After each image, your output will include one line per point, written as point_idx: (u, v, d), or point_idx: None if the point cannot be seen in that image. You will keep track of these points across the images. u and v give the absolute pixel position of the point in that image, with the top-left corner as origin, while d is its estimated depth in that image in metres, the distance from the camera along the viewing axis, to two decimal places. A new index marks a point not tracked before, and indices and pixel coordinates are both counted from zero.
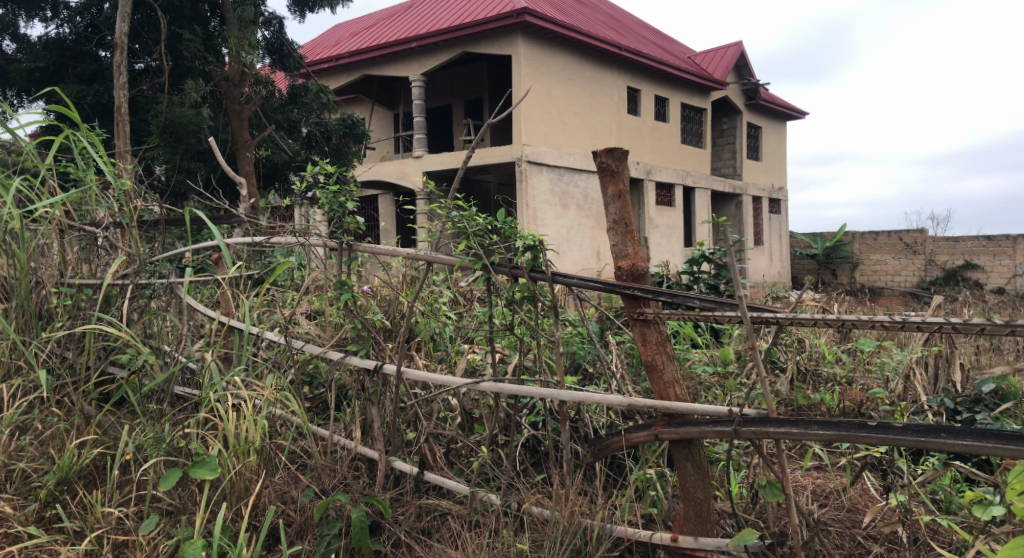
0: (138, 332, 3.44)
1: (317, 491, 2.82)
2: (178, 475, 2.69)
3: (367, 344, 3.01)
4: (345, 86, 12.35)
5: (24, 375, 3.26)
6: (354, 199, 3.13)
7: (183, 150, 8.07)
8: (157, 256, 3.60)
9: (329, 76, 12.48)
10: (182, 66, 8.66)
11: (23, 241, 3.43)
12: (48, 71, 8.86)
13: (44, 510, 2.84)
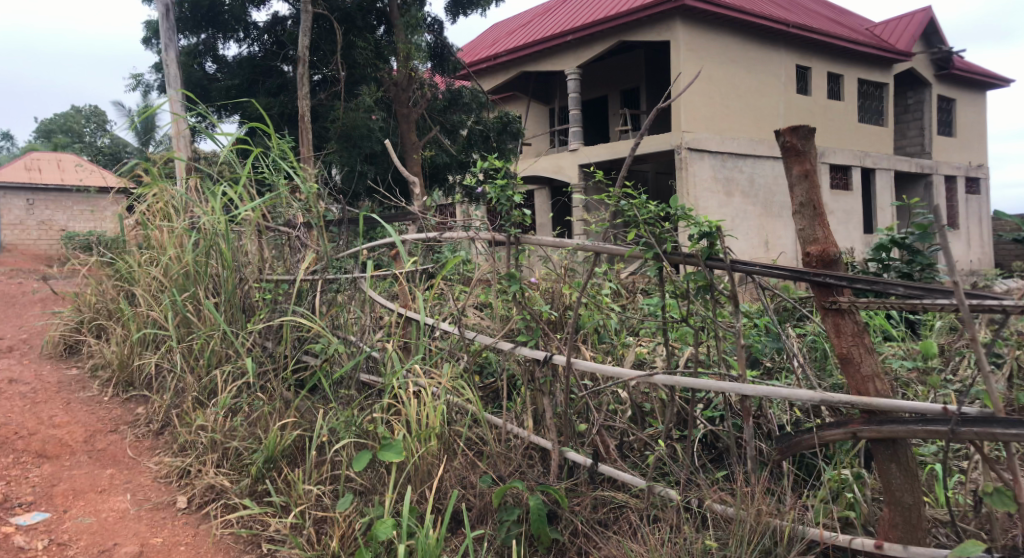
0: (327, 324, 3.72)
1: (494, 477, 2.92)
2: (368, 457, 2.91)
3: (536, 334, 3.05)
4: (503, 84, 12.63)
5: (233, 362, 3.63)
6: (521, 192, 3.16)
7: (358, 154, 8.63)
8: (342, 252, 3.91)
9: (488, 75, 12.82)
10: (356, 74, 9.24)
11: (230, 241, 3.89)
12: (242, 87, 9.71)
13: (256, 485, 3.19)
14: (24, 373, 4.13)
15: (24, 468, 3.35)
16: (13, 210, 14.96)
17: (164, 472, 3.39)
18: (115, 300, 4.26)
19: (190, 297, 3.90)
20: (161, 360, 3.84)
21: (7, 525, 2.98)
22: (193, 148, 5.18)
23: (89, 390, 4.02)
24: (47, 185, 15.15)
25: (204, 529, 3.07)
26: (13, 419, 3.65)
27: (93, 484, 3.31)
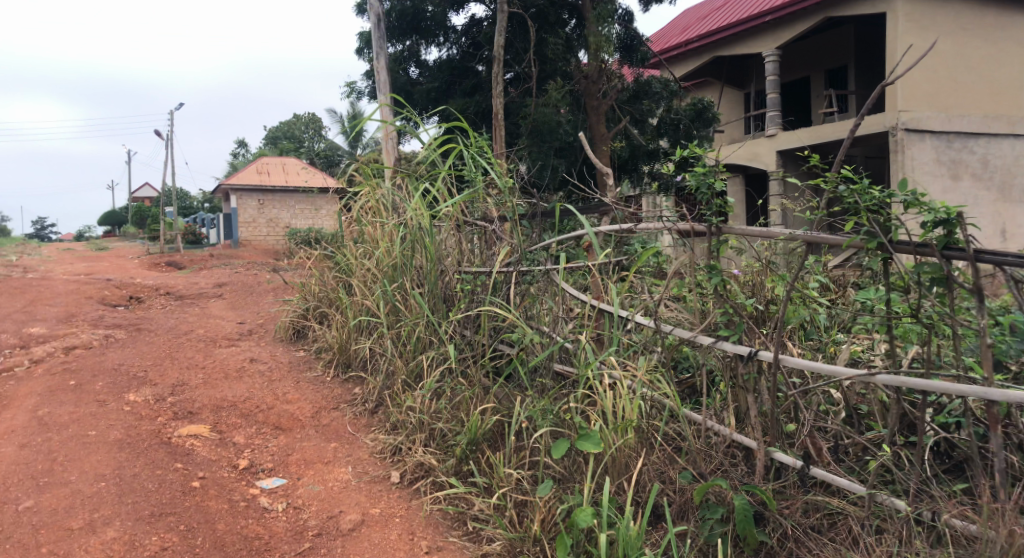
0: (521, 314, 3.78)
1: (695, 474, 2.86)
2: (567, 446, 2.97)
3: (739, 329, 2.90)
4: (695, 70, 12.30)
5: (436, 348, 3.85)
6: (725, 179, 3.00)
7: (546, 148, 8.75)
8: (534, 245, 3.87)
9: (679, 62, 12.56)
10: (547, 69, 9.45)
11: (433, 236, 4.10)
12: (441, 89, 10.30)
13: (461, 465, 3.39)
14: (263, 353, 4.69)
15: (264, 439, 3.82)
16: (248, 210, 17.09)
17: (379, 448, 3.71)
18: (334, 289, 4.70)
19: (399, 287, 4.18)
20: (374, 345, 4.18)
21: (252, 488, 3.44)
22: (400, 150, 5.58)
23: (314, 370, 4.48)
24: (274, 187, 17.11)
25: (415, 504, 3.34)
26: (255, 394, 4.17)
27: (320, 455, 3.69)
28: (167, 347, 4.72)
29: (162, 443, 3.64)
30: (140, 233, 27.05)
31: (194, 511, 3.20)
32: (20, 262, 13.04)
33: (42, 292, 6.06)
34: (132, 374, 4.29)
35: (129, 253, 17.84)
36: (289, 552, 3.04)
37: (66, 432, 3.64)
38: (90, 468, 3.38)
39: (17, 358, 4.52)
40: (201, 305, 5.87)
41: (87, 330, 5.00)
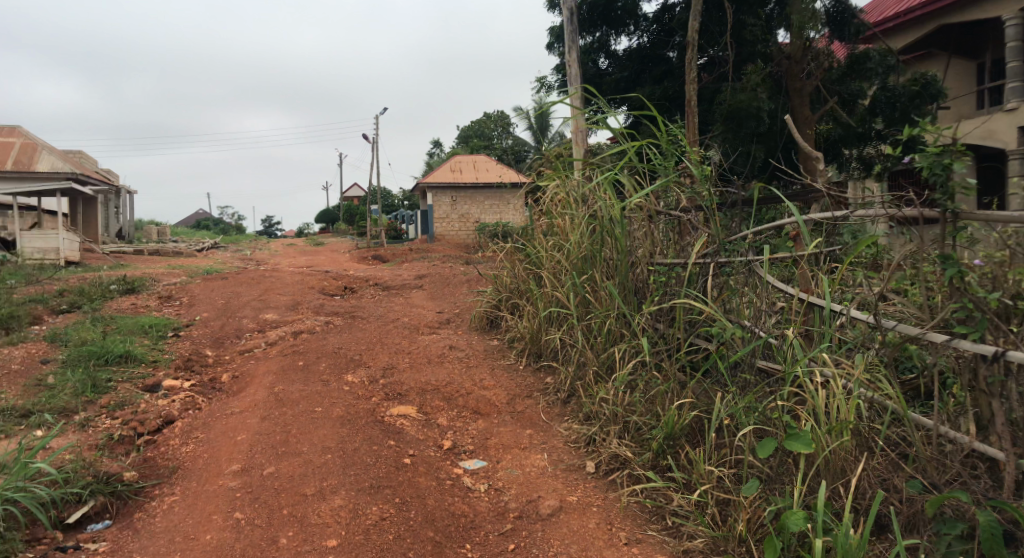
0: (719, 308, 3.56)
1: (925, 484, 2.62)
2: (774, 445, 2.83)
3: (981, 326, 2.56)
4: (915, 42, 11.24)
5: (629, 341, 3.81)
6: (965, 158, 2.64)
7: (745, 135, 8.45)
8: (734, 235, 3.55)
9: (898, 34, 11.54)
10: (745, 52, 9.10)
11: (623, 228, 3.99)
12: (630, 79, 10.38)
13: (657, 459, 3.35)
14: (461, 341, 4.94)
15: (464, 422, 4.02)
16: (442, 207, 18.11)
17: (573, 438, 3.75)
18: (525, 281, 4.82)
19: (588, 279, 4.17)
20: (565, 336, 4.23)
21: (457, 468, 3.64)
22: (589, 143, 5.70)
23: (508, 359, 4.64)
24: (466, 183, 17.96)
25: (612, 496, 3.34)
26: (455, 379, 4.40)
27: (517, 441, 3.81)
28: (378, 333, 5.12)
29: (376, 421, 3.96)
30: (349, 229, 29.65)
31: (407, 486, 3.45)
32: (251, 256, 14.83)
33: (274, 283, 6.82)
34: (349, 357, 4.71)
35: (339, 248, 19.66)
36: (493, 532, 3.19)
37: (297, 408, 4.07)
38: (318, 441, 3.76)
39: (256, 340, 5.14)
40: (405, 295, 6.31)
41: (311, 316, 5.56)
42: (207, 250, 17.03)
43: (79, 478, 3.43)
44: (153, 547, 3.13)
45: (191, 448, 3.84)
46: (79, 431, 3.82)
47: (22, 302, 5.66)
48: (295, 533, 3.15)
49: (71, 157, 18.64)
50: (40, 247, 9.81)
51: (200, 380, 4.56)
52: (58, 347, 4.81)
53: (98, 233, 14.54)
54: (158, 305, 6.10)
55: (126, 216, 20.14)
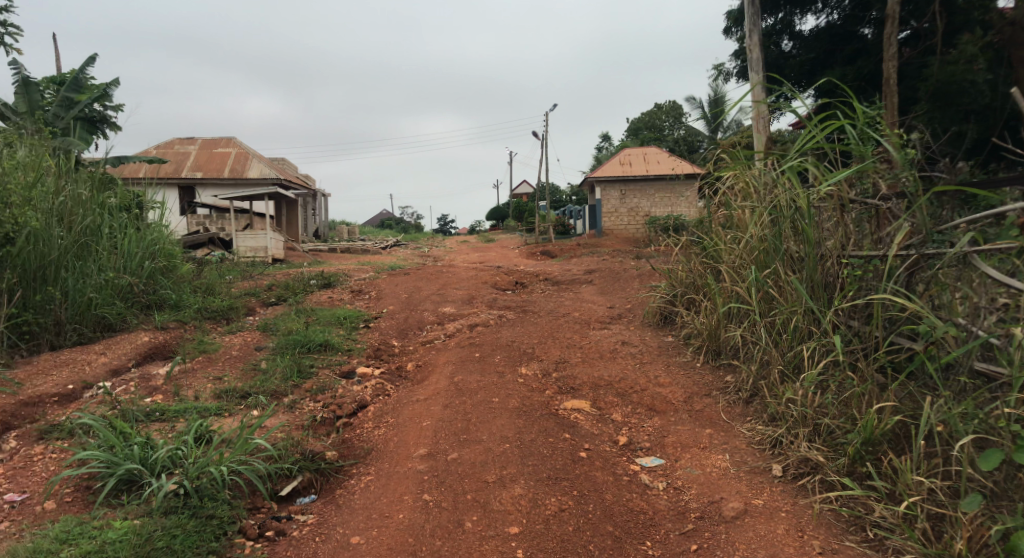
0: (926, 304, 3.23)
1: None
2: (1000, 457, 2.54)
3: None
4: None
5: (819, 339, 3.58)
6: None
7: (958, 112, 7.70)
8: (944, 224, 3.19)
9: None
10: (957, 22, 8.26)
11: (811, 218, 3.74)
12: (818, 60, 9.73)
13: (855, 466, 3.13)
14: (633, 337, 4.89)
15: (640, 419, 3.98)
16: (611, 201, 18.07)
17: (758, 439, 3.58)
18: (702, 275, 4.68)
19: (771, 273, 3.96)
20: (746, 332, 4.04)
21: (633, 464, 3.61)
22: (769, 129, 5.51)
23: (683, 356, 4.53)
24: (635, 177, 17.72)
25: (803, 501, 3.14)
26: (629, 375, 4.37)
27: (695, 440, 3.70)
28: (550, 327, 5.21)
29: (551, 414, 4.02)
30: (519, 225, 30.42)
31: (584, 479, 3.48)
32: (430, 252, 15.68)
33: (451, 278, 7.15)
34: (523, 350, 4.83)
35: (508, 244, 20.22)
36: (673, 531, 3.13)
37: (476, 398, 4.23)
38: (497, 430, 3.89)
39: (435, 332, 5.40)
40: (575, 290, 6.36)
41: (486, 310, 5.77)
42: (391, 247, 18.22)
43: (288, 455, 3.80)
44: (352, 523, 3.40)
45: (381, 432, 4.12)
46: (288, 411, 4.23)
47: (239, 295, 6.36)
48: (479, 517, 3.29)
49: (275, 163, 20.71)
50: (252, 246, 10.97)
51: (388, 368, 4.87)
52: (268, 335, 5.36)
53: (299, 232, 16.00)
54: (350, 298, 6.60)
55: (321, 217, 22.06)
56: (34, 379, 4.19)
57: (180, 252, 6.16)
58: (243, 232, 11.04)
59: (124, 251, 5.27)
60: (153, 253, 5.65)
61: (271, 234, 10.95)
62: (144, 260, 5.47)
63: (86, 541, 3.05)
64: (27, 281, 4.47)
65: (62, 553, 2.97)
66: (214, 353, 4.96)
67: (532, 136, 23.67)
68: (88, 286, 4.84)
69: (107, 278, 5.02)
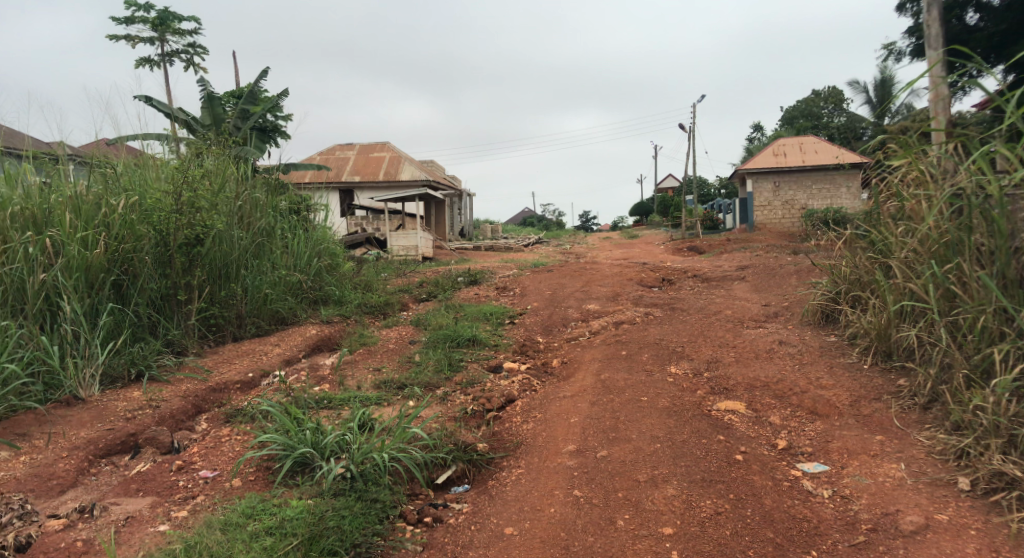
0: None
1: None
2: None
3: None
4: None
5: (1014, 341, 3.25)
6: None
7: None
8: None
9: None
10: None
11: (1004, 208, 3.40)
12: (1012, 30, 9.40)
13: None
14: (791, 336, 4.66)
15: (801, 422, 3.78)
16: (764, 193, 17.33)
17: (939, 448, 3.30)
18: (869, 271, 4.38)
19: (954, 268, 3.62)
20: (923, 333, 3.75)
21: (795, 469, 3.43)
22: (950, 113, 5.09)
23: (849, 357, 4.25)
24: (790, 168, 16.86)
25: (996, 519, 2.87)
26: (788, 376, 4.16)
27: (865, 446, 3.47)
28: (700, 326, 5.08)
29: (704, 415, 3.92)
30: (664, 221, 29.97)
31: (741, 483, 3.35)
32: (573, 250, 15.76)
33: (596, 274, 7.15)
34: (671, 348, 4.75)
35: (652, 240, 19.95)
36: (843, 542, 2.95)
37: (625, 395, 4.21)
38: (647, 430, 3.83)
39: (581, 329, 5.44)
40: (727, 288, 6.16)
41: (632, 307, 5.73)
42: (534, 246, 18.55)
43: (443, 445, 3.94)
44: (506, 514, 3.47)
45: (531, 427, 4.19)
46: (441, 403, 4.40)
47: (393, 292, 6.72)
48: (631, 516, 3.26)
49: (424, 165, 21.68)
50: (404, 245, 11.60)
51: (534, 364, 4.96)
52: (421, 330, 5.61)
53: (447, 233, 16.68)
54: (496, 295, 6.77)
55: (467, 216, 22.86)
56: (220, 366, 4.67)
57: (341, 252, 6.60)
58: (396, 231, 11.69)
59: (293, 251, 5.80)
60: (319, 253, 6.12)
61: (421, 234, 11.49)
62: (312, 258, 5.98)
63: (268, 517, 3.26)
64: (214, 278, 4.98)
65: (248, 526, 3.19)
66: (373, 346, 5.27)
67: (679, 129, 23.15)
68: (264, 282, 5.34)
69: (280, 275, 5.54)
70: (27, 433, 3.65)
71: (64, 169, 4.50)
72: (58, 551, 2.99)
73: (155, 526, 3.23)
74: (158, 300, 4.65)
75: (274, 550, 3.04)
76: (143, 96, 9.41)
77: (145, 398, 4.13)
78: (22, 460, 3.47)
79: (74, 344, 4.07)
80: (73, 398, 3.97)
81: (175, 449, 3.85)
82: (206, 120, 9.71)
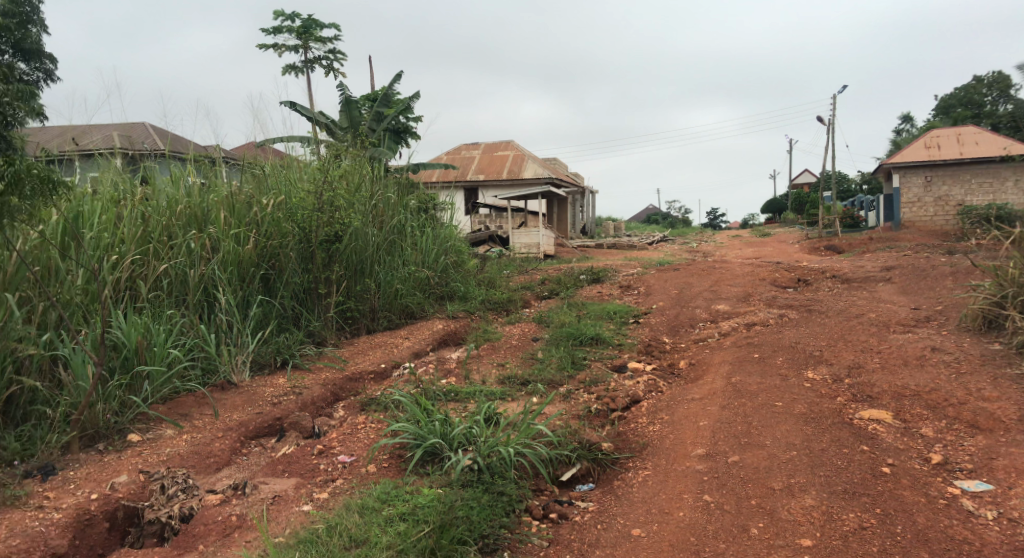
0: None
1: None
2: None
3: None
4: None
5: None
6: None
7: None
8: None
9: None
10: None
11: None
12: None
13: None
14: (946, 343, 4.34)
15: (957, 436, 3.50)
16: (913, 189, 16.18)
17: None
18: None
19: None
20: None
21: (952, 487, 3.18)
22: None
23: (1015, 367, 3.89)
24: (945, 161, 15.66)
25: None
26: (943, 386, 3.87)
27: None
28: (840, 329, 4.82)
29: (846, 423, 3.71)
30: (799, 219, 28.68)
31: (889, 497, 3.15)
32: (699, 248, 15.35)
33: (725, 274, 6.94)
34: (808, 352, 4.53)
35: (784, 238, 19.15)
36: None
37: (758, 400, 4.06)
38: (782, 436, 3.67)
39: (710, 331, 5.31)
40: (870, 290, 5.82)
41: (764, 309, 5.52)
42: (658, 243, 18.30)
43: (567, 443, 3.95)
44: (633, 515, 3.42)
45: (657, 429, 4.12)
46: (565, 400, 4.42)
47: (516, 289, 6.87)
48: (765, 525, 3.12)
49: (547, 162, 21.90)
50: (526, 243, 12.05)
51: (661, 365, 4.88)
52: (544, 327, 5.67)
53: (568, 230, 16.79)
54: (619, 293, 6.73)
55: (589, 214, 22.88)
56: (355, 357, 4.94)
57: (466, 249, 6.78)
58: (518, 230, 12.20)
59: (422, 248, 6.02)
60: (446, 250, 6.33)
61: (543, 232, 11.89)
62: (439, 255, 6.20)
63: (401, 503, 3.35)
64: (350, 273, 5.29)
65: (384, 511, 3.29)
66: (497, 342, 5.38)
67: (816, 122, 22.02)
68: (395, 278, 5.60)
69: (410, 270, 5.77)
70: (189, 414, 3.98)
71: (219, 171, 4.88)
72: (216, 523, 3.21)
73: (300, 506, 3.40)
74: (301, 293, 5.00)
75: (407, 535, 3.10)
76: (289, 100, 10.05)
77: (289, 385, 4.42)
78: (184, 438, 3.77)
79: (228, 332, 4.42)
80: (228, 382, 4.31)
81: (315, 434, 4.08)
82: (344, 122, 10.24)
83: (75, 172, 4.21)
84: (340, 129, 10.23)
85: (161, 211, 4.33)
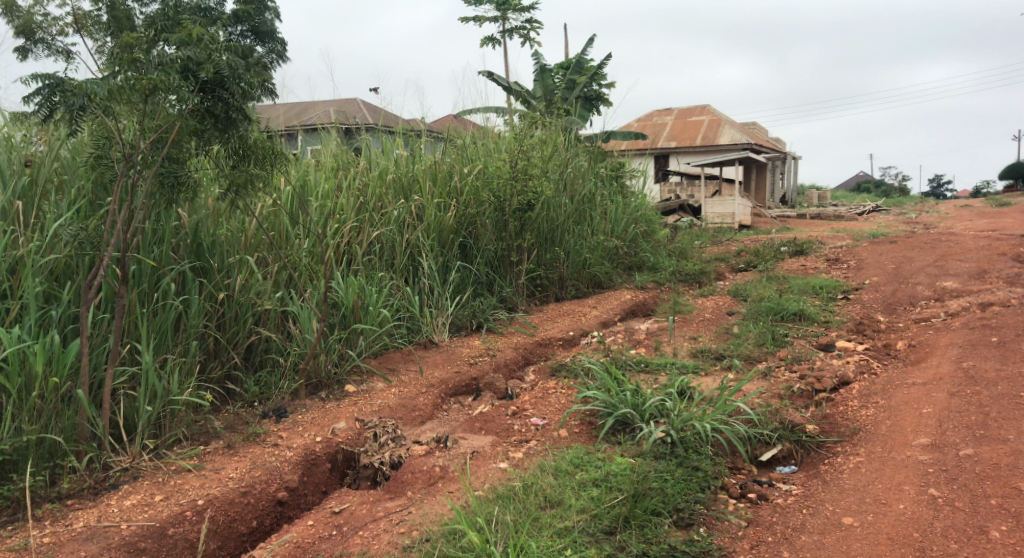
0: None
1: None
2: None
3: None
4: None
5: None
6: None
7: None
8: None
9: None
10: None
11: None
12: None
13: None
14: None
15: None
16: None
17: None
18: None
19: None
20: None
21: None
22: None
23: None
24: None
25: None
26: None
27: None
28: None
29: None
30: None
31: None
32: (919, 219, 13.86)
33: (953, 248, 6.23)
34: None
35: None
36: None
37: (996, 389, 3.60)
38: None
39: (934, 310, 4.81)
40: None
41: (1003, 288, 4.88)
42: (870, 214, 16.80)
43: (768, 422, 3.75)
44: (843, 503, 3.14)
45: (871, 413, 3.78)
46: (766, 378, 4.20)
47: (709, 261, 6.66)
48: (1010, 529, 2.74)
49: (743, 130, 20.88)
50: (720, 212, 11.69)
51: (874, 346, 4.49)
52: (740, 301, 5.44)
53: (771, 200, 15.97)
54: (826, 268, 6.28)
55: (790, 182, 21.51)
56: (545, 323, 5.03)
57: (658, 219, 6.66)
58: (711, 199, 11.83)
59: (612, 217, 5.99)
60: (636, 220, 6.26)
61: (739, 201, 11.36)
62: (629, 225, 6.15)
63: (594, 469, 3.35)
64: (542, 242, 5.38)
65: (577, 475, 3.31)
66: (689, 314, 5.23)
67: None
68: (584, 247, 5.64)
69: (599, 240, 5.77)
70: (397, 369, 4.27)
71: (422, 143, 5.15)
72: (421, 472, 3.38)
73: (496, 463, 3.51)
74: (496, 260, 5.16)
75: (601, 501, 3.09)
76: (486, 72, 10.39)
77: (484, 347, 4.60)
78: (392, 391, 4.04)
79: (430, 295, 4.69)
80: (429, 341, 4.57)
81: (509, 395, 4.20)
82: (538, 91, 10.40)
83: (299, 146, 4.64)
84: (534, 99, 10.42)
85: (373, 181, 4.63)
